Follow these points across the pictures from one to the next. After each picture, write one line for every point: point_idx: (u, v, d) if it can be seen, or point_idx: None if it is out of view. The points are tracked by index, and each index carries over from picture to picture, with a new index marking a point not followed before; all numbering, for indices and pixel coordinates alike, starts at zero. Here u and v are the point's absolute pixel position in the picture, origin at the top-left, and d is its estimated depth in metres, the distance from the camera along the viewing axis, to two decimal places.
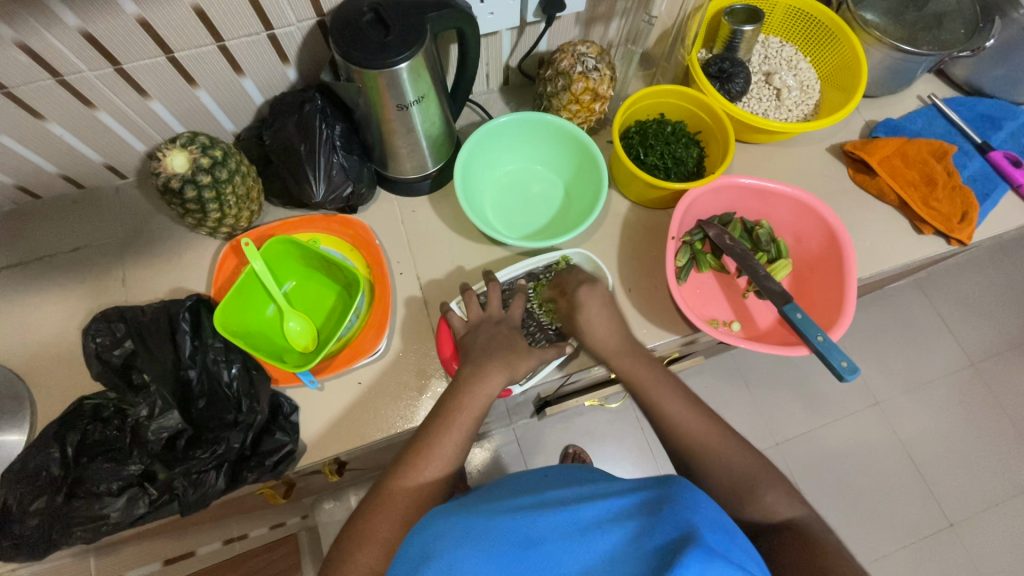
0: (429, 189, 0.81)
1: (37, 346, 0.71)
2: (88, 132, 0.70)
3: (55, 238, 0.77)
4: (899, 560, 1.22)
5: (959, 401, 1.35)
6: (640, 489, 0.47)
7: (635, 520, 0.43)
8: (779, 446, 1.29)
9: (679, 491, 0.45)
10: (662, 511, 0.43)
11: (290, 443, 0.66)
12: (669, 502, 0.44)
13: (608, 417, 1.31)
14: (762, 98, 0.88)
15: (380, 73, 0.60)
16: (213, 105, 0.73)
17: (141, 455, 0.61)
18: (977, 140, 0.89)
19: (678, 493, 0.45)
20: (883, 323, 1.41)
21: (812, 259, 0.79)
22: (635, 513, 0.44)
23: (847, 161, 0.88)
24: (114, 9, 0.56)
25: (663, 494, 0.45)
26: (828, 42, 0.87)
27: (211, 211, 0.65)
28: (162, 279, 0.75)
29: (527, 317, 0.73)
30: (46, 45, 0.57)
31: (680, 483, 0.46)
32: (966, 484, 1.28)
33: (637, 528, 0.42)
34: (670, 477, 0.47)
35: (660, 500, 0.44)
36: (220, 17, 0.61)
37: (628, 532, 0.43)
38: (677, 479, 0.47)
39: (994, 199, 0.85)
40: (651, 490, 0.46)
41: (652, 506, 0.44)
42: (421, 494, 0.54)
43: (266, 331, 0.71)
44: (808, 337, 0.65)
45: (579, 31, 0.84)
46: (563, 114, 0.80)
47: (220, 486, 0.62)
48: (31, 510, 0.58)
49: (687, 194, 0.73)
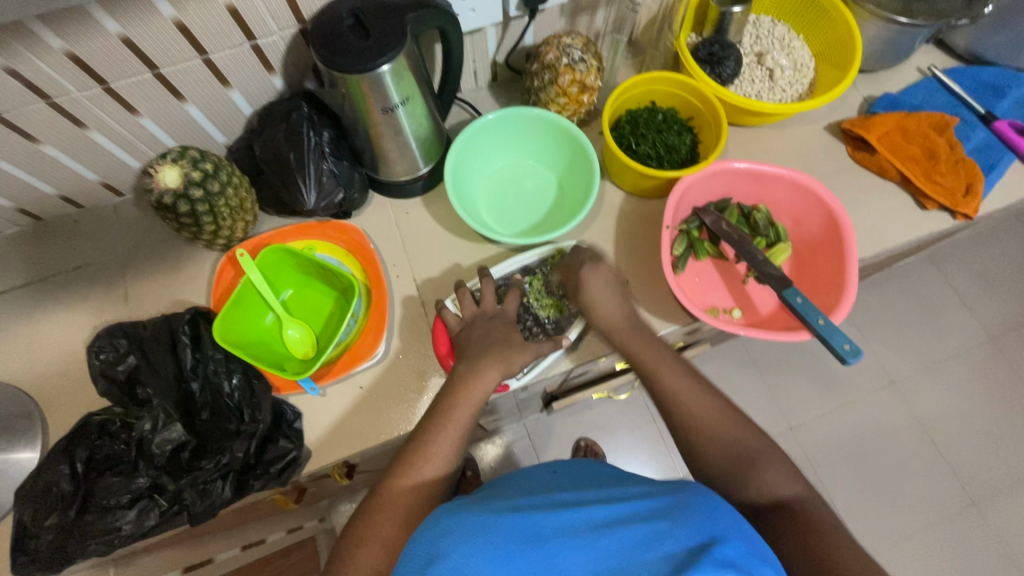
0: (422, 190, 0.81)
1: (46, 364, 0.72)
2: (83, 152, 0.71)
3: (58, 258, 0.78)
4: (921, 541, 1.20)
5: (977, 378, 1.32)
6: (657, 493, 0.48)
7: (657, 522, 0.44)
8: (793, 430, 1.27)
9: (693, 497, 0.46)
10: (677, 515, 0.44)
11: (294, 450, 0.66)
12: (686, 508, 0.45)
13: (619, 408, 1.30)
14: (755, 80, 0.86)
15: (362, 78, 0.59)
16: (203, 118, 0.74)
17: (147, 468, 0.62)
18: (981, 110, 0.87)
19: (692, 499, 0.46)
20: (897, 302, 1.38)
21: (812, 241, 0.77)
22: (654, 516, 0.45)
23: (846, 140, 0.86)
24: (97, 28, 0.56)
25: (678, 501, 0.46)
26: (820, 19, 0.86)
27: (206, 224, 0.66)
28: (163, 292, 0.76)
29: (523, 312, 0.72)
30: (35, 70, 0.58)
31: (693, 489, 0.47)
32: (989, 461, 1.26)
33: (655, 531, 0.43)
34: (683, 483, 0.49)
35: (676, 505, 0.46)
36: (202, 30, 0.61)
37: (647, 534, 0.43)
38: (695, 486, 0.48)
39: (1000, 169, 0.83)
40: (667, 496, 0.47)
41: (669, 511, 0.45)
42: (421, 492, 0.55)
43: (266, 341, 0.71)
44: (808, 321, 0.64)
45: (565, 23, 0.84)
46: (552, 107, 0.79)
47: (227, 495, 0.63)
48: (45, 526, 0.60)
49: (680, 182, 0.72)
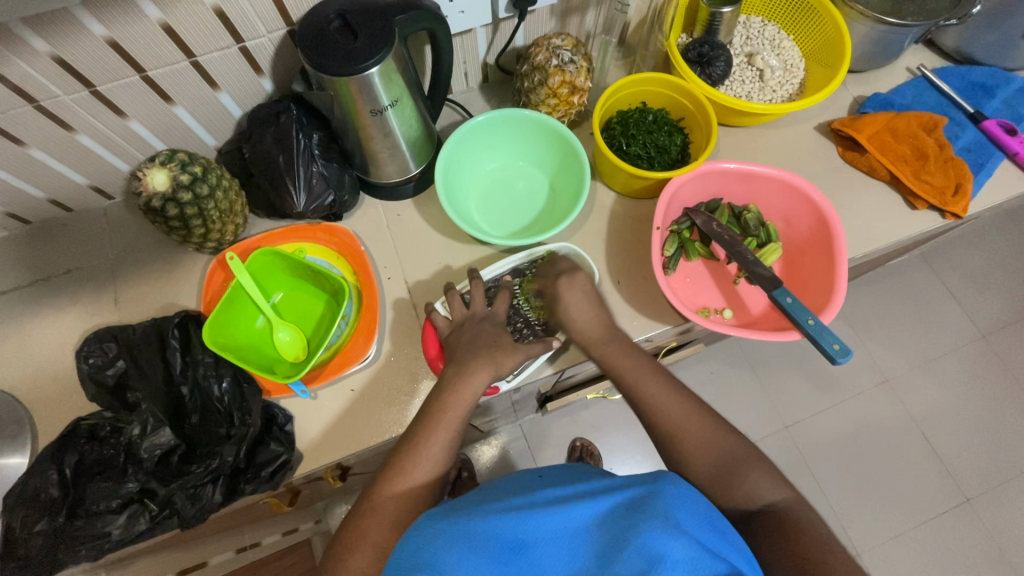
0: (413, 192, 0.81)
1: (37, 369, 0.72)
2: (72, 155, 0.70)
3: (48, 261, 0.78)
4: (915, 539, 1.20)
5: (970, 375, 1.33)
6: (630, 485, 0.47)
7: (628, 519, 0.43)
8: (788, 429, 1.28)
9: (666, 489, 0.45)
10: (648, 507, 0.44)
11: (285, 453, 0.66)
12: (657, 498, 0.44)
13: (614, 408, 1.30)
14: (745, 80, 0.86)
15: (351, 79, 0.59)
16: (192, 121, 0.73)
17: (137, 472, 0.62)
18: (970, 110, 0.87)
19: (664, 490, 0.45)
20: (890, 300, 1.39)
21: (802, 241, 0.77)
22: (626, 511, 0.44)
23: (836, 140, 0.86)
24: (83, 31, 0.56)
25: (650, 492, 0.45)
26: (810, 19, 0.86)
27: (195, 227, 0.66)
28: (153, 296, 0.76)
29: (513, 314, 0.72)
30: (21, 74, 0.58)
31: (666, 479, 0.47)
32: (982, 458, 1.26)
33: (626, 526, 0.42)
34: (658, 473, 0.48)
35: (648, 497, 0.45)
36: (189, 33, 0.61)
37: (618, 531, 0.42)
38: (666, 476, 0.47)
39: (989, 169, 0.84)
40: (640, 487, 0.46)
41: (640, 504, 0.44)
42: (409, 497, 0.54)
43: (256, 344, 0.71)
44: (798, 322, 0.64)
45: (555, 24, 0.84)
46: (542, 108, 0.79)
47: (218, 499, 0.62)
48: (35, 531, 0.60)
49: (671, 183, 0.72)
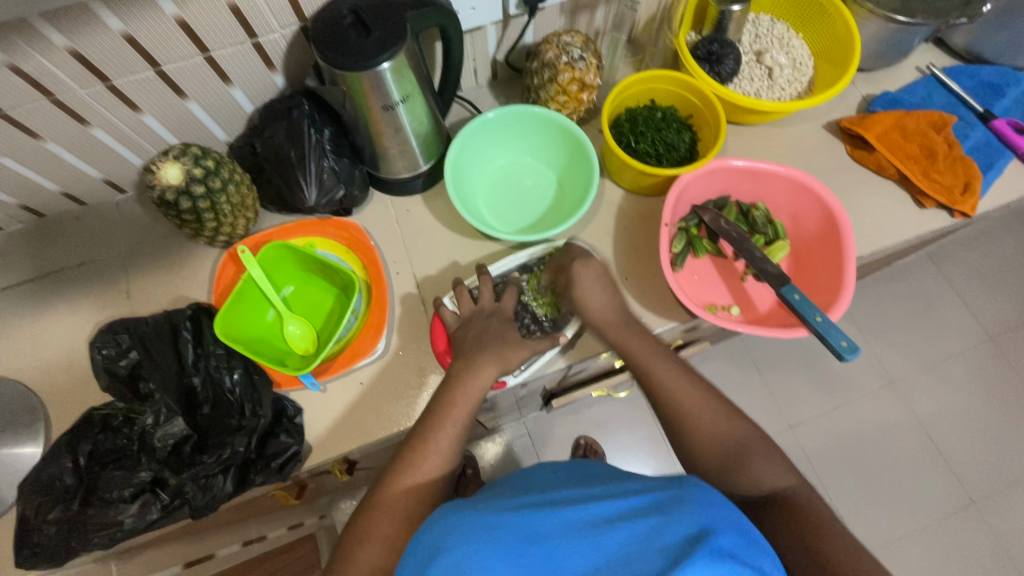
0: (422, 188, 0.82)
1: (50, 360, 0.73)
2: (86, 149, 0.71)
3: (61, 254, 0.78)
4: (919, 540, 1.20)
5: (976, 376, 1.33)
6: (655, 487, 0.47)
7: (651, 518, 0.43)
8: (792, 429, 1.28)
9: (687, 491, 0.45)
10: (671, 510, 0.44)
11: (295, 445, 0.67)
12: (680, 501, 0.44)
13: (619, 406, 1.31)
14: (754, 78, 0.87)
15: (361, 76, 0.60)
16: (204, 116, 0.74)
17: (150, 461, 0.63)
18: (979, 109, 0.87)
19: (689, 493, 0.45)
20: (897, 301, 1.39)
21: (810, 239, 0.78)
22: (650, 511, 0.44)
23: (844, 138, 0.87)
24: (99, 25, 0.57)
25: (674, 495, 0.45)
26: (819, 18, 0.86)
27: (208, 221, 0.67)
28: (165, 289, 0.77)
29: (521, 310, 0.73)
30: (39, 67, 0.58)
31: (691, 483, 0.46)
32: (987, 459, 1.26)
33: (650, 528, 0.42)
34: (683, 478, 0.48)
35: (672, 500, 0.45)
36: (204, 28, 0.62)
37: (645, 529, 0.43)
38: (692, 480, 0.47)
39: (998, 168, 0.84)
40: (665, 491, 0.46)
41: (667, 505, 0.44)
42: (419, 490, 0.55)
43: (266, 336, 0.72)
44: (807, 318, 0.64)
45: (564, 21, 0.84)
46: (552, 105, 0.80)
47: (228, 490, 0.63)
48: (48, 519, 0.60)
49: (679, 180, 0.73)
